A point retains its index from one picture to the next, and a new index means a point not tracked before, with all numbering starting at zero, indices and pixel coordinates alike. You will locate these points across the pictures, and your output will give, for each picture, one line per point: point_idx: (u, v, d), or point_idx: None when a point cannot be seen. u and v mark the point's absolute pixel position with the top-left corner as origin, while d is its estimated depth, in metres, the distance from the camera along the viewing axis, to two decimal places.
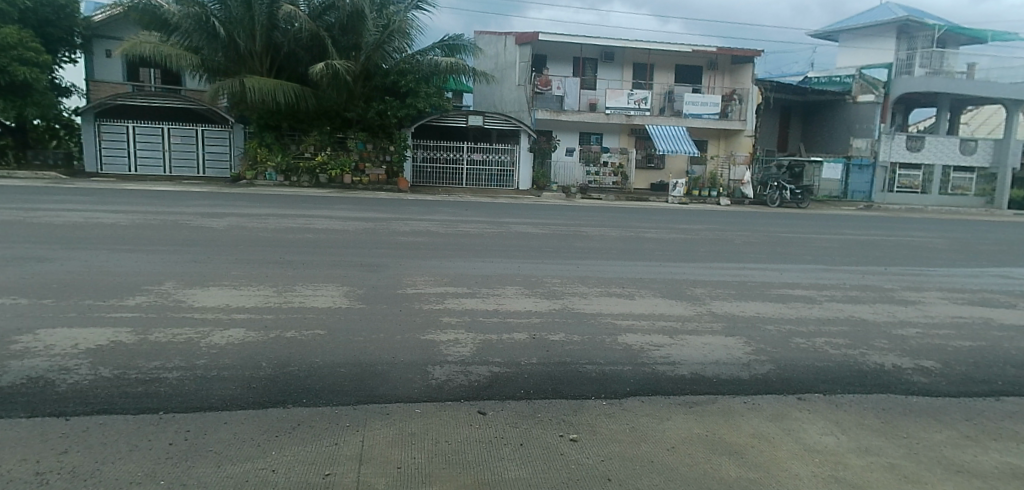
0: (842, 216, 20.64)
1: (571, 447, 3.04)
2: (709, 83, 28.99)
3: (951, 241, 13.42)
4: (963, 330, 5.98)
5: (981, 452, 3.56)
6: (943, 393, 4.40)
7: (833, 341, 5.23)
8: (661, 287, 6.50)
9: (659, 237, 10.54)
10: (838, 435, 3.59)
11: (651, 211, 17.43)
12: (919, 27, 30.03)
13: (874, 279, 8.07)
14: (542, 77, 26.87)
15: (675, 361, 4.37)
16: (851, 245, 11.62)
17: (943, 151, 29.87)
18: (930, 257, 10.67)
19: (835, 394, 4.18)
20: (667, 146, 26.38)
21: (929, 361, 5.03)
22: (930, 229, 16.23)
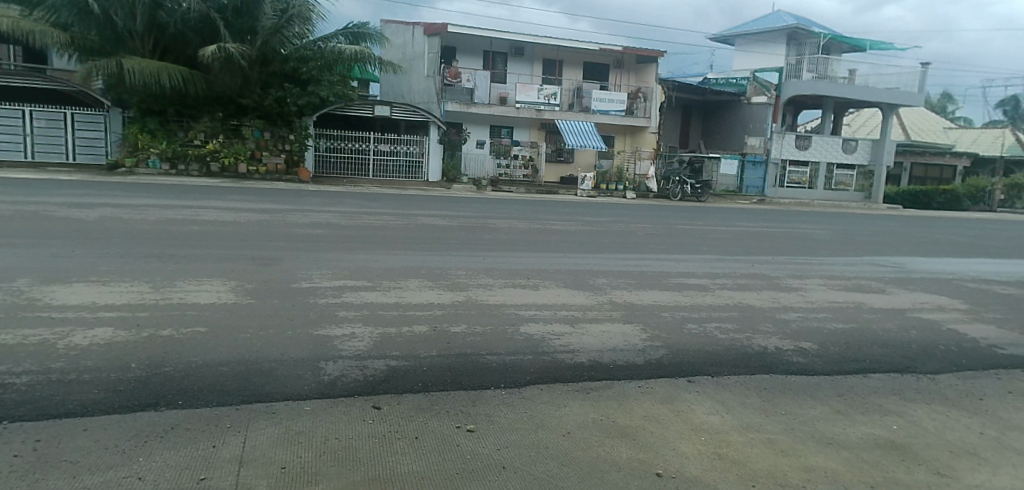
0: (738, 209, 21.84)
1: (466, 438, 3.02)
2: (616, 80, 29.87)
3: (831, 232, 14.57)
4: (837, 313, 6.51)
5: (850, 425, 3.89)
6: (818, 371, 4.76)
7: (722, 326, 5.53)
8: (564, 277, 6.62)
9: (566, 229, 10.74)
10: (723, 414, 3.80)
11: (561, 204, 17.76)
12: (807, 34, 32.30)
13: (763, 268, 8.61)
14: (452, 69, 26.73)
15: (574, 349, 4.46)
16: (744, 236, 12.34)
17: (827, 150, 32.33)
18: (812, 247, 11.53)
19: (722, 375, 4.42)
20: (576, 142, 27.14)
21: (807, 342, 5.42)
22: (815, 221, 17.56)
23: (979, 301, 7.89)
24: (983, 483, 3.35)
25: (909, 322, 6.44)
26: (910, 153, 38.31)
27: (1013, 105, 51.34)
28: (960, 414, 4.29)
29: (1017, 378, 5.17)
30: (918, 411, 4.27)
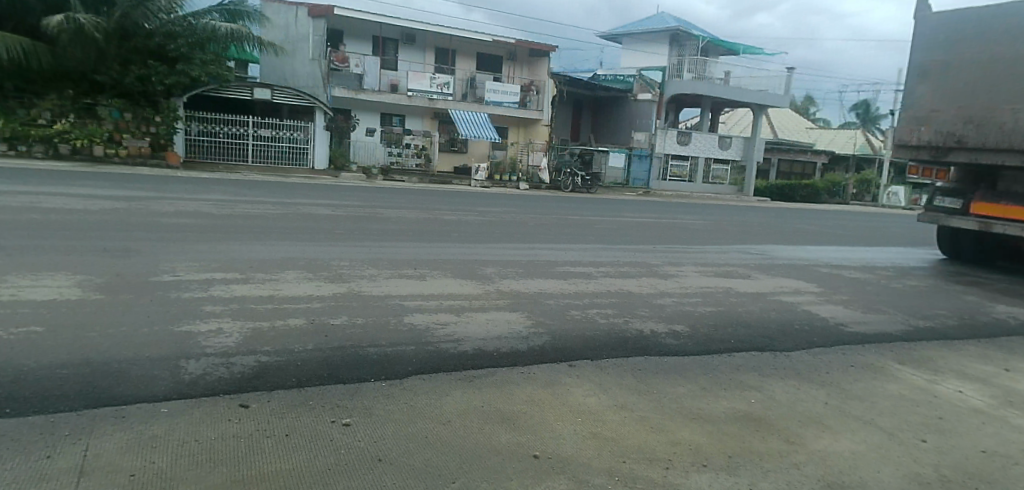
0: (624, 201, 22.79)
1: (342, 432, 2.93)
2: (509, 72, 30.14)
3: (708, 223, 15.56)
4: (708, 297, 6.97)
5: (714, 400, 4.20)
6: (689, 352, 5.08)
7: (603, 311, 5.76)
8: (452, 267, 6.61)
9: (457, 219, 10.71)
10: (600, 395, 3.97)
11: (455, 194, 17.69)
12: (687, 37, 34.28)
13: (644, 256, 9.04)
14: (339, 54, 25.87)
15: (458, 338, 4.46)
16: (629, 226, 12.90)
17: (705, 146, 34.45)
18: (691, 236, 12.27)
19: (601, 358, 4.60)
20: (469, 132, 27.19)
21: (679, 325, 5.76)
22: (694, 213, 18.67)
23: (831, 284, 8.74)
24: (824, 447, 3.75)
25: (771, 305, 7.02)
26: (777, 150, 41.70)
27: (864, 108, 57.26)
28: (810, 387, 4.75)
29: (858, 352, 5.80)
30: (775, 385, 4.67)
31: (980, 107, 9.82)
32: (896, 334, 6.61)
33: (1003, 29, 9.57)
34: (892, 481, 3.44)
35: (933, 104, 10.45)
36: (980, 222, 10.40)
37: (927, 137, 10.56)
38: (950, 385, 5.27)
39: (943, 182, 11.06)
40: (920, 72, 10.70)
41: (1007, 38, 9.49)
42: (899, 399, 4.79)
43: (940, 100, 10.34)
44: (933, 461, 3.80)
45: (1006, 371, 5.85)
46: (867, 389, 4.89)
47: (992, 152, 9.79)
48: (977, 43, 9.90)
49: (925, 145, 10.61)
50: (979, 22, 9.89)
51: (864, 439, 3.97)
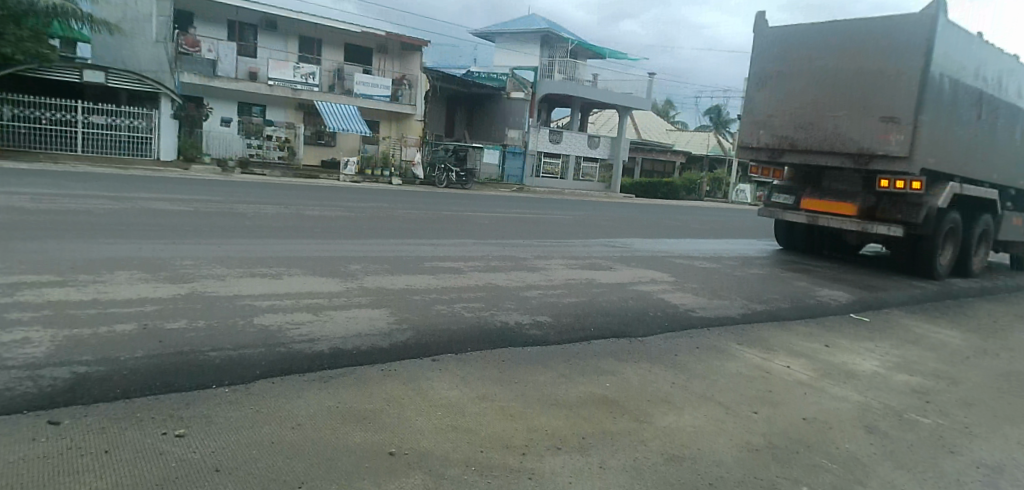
0: (498, 196, 23.10)
1: (173, 444, 2.70)
2: (379, 65, 29.37)
3: (576, 218, 16.18)
4: (572, 289, 7.23)
5: (572, 386, 4.37)
6: (551, 341, 5.24)
7: (469, 305, 5.78)
8: (313, 264, 6.34)
9: (321, 215, 10.27)
10: (462, 388, 3.98)
11: (322, 189, 17.05)
12: (557, 39, 35.53)
13: (512, 250, 9.23)
14: (190, 37, 24.24)
15: (314, 338, 4.27)
16: (500, 221, 13.11)
17: (575, 144, 35.80)
18: (559, 230, 12.69)
19: (464, 351, 4.62)
20: (338, 123, 26.27)
21: (543, 315, 5.94)
22: (564, 208, 19.34)
23: (683, 274, 9.42)
24: (670, 423, 4.05)
25: (630, 294, 7.43)
26: (641, 150, 44.43)
27: (716, 113, 62.42)
28: (659, 368, 5.08)
29: (705, 335, 6.30)
30: (630, 368, 4.96)
31: (808, 113, 11.03)
32: (738, 317, 7.27)
33: (827, 43, 10.83)
34: (726, 451, 3.79)
35: (770, 110, 11.58)
36: (809, 216, 11.67)
37: (764, 139, 11.71)
38: (780, 360, 5.88)
39: (780, 180, 12.32)
40: (758, 80, 11.80)
41: (830, 53, 10.77)
42: (736, 375, 5.27)
43: (776, 106, 11.48)
44: (763, 430, 4.22)
45: (825, 346, 6.64)
46: (710, 368, 5.33)
47: (817, 154, 11.03)
48: (807, 54, 11.09)
49: (764, 147, 11.75)
50: (806, 35, 11.10)
51: (705, 414, 4.31)
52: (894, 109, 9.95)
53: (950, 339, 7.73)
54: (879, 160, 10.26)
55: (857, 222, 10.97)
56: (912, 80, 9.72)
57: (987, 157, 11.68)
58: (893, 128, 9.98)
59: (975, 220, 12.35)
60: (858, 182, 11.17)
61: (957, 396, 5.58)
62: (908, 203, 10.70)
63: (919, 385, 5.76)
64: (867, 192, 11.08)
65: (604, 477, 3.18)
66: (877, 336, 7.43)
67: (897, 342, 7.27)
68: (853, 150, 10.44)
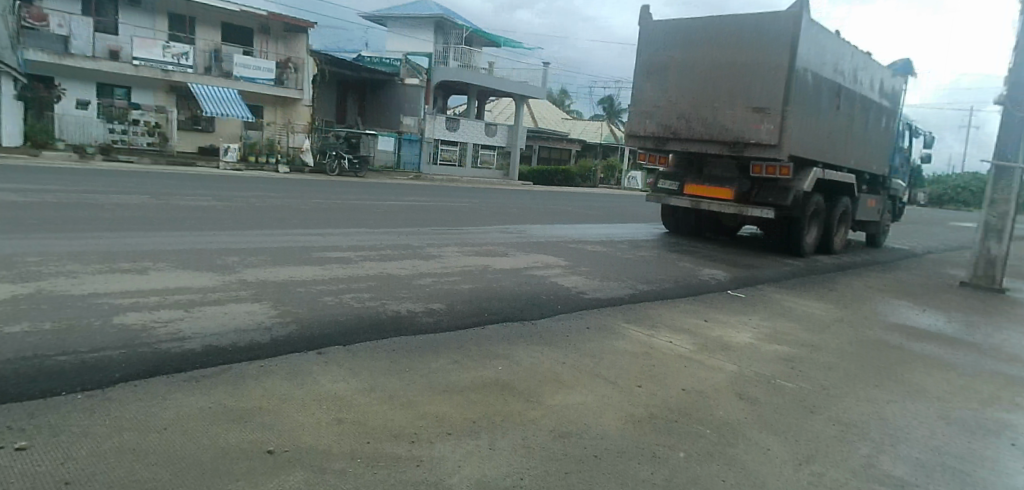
0: (394, 185, 22.61)
1: (13, 459, 2.44)
2: (261, 47, 27.74)
3: (473, 205, 16.19)
4: (466, 275, 7.22)
5: (464, 372, 4.37)
6: (443, 328, 5.22)
7: (358, 295, 5.62)
8: (186, 258, 5.92)
9: (196, 205, 9.59)
10: (349, 380, 3.86)
11: (199, 178, 15.96)
12: (451, 26, 35.25)
13: (405, 239, 9.08)
14: (35, 10, 22.19)
15: (185, 336, 4.00)
16: (393, 209, 12.88)
17: (472, 132, 35.85)
18: (454, 217, 12.66)
19: (353, 343, 4.48)
20: (217, 108, 24.68)
21: (437, 303, 5.88)
22: (461, 196, 19.31)
23: (576, 258, 9.69)
24: (559, 402, 4.16)
25: (523, 279, 7.54)
26: (538, 138, 45.37)
27: (608, 103, 64.40)
28: (550, 350, 5.19)
29: (595, 316, 6.52)
30: (522, 351, 5.03)
31: (689, 104, 11.65)
32: (627, 298, 7.56)
33: (704, 37, 11.45)
34: (612, 425, 3.94)
35: (655, 100, 12.11)
36: (691, 200, 12.37)
37: (650, 128, 12.25)
38: (664, 336, 6.20)
39: (664, 167, 12.96)
40: (644, 71, 12.30)
41: (708, 46, 11.40)
42: (622, 352, 5.49)
43: (660, 96, 12.02)
44: (646, 402, 4.43)
45: (705, 321, 7.08)
46: (598, 347, 5.52)
47: (697, 142, 11.68)
48: (687, 47, 11.69)
49: (649, 136, 12.30)
50: (686, 29, 11.69)
51: (592, 391, 4.46)
52: (764, 101, 10.71)
53: (812, 311, 8.50)
54: (752, 148, 11.02)
55: (734, 205, 11.78)
56: (779, 73, 10.49)
57: (845, 145, 12.85)
58: (763, 118, 10.75)
59: (835, 201, 13.60)
60: (734, 169, 11.96)
61: (819, 362, 6.14)
62: (778, 188, 11.59)
63: (786, 353, 6.28)
64: (742, 178, 11.88)
65: (494, 459, 3.21)
66: (750, 310, 8.02)
67: (767, 315, 7.89)
68: (729, 138, 11.15)
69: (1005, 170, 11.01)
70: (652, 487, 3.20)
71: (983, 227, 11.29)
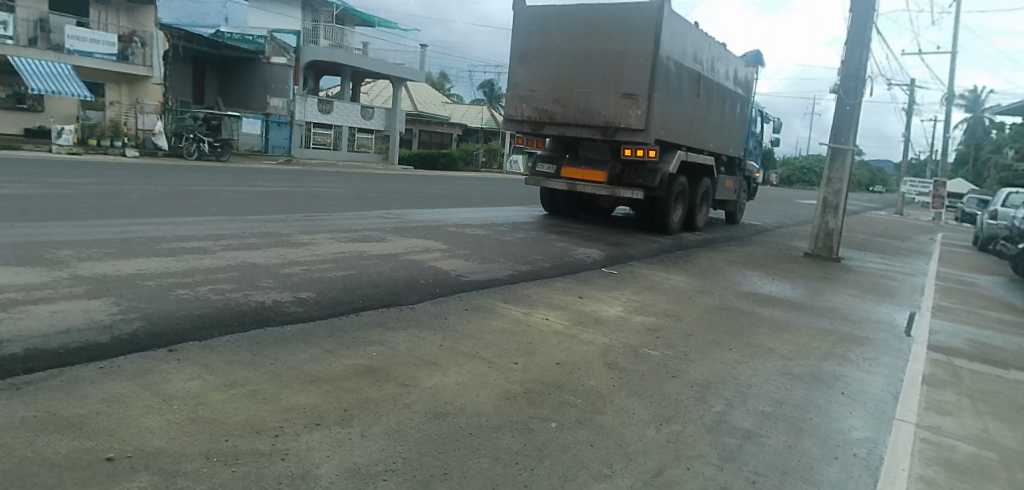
0: (261, 170, 21.31)
1: None
2: (97, 18, 25.02)
3: (348, 190, 15.67)
4: (338, 262, 6.99)
5: (334, 361, 4.23)
6: (313, 317, 5.02)
7: (216, 287, 5.26)
8: (6, 253, 5.26)
9: (22, 194, 8.50)
10: (203, 377, 3.61)
11: (27, 163, 14.23)
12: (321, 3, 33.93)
13: (272, 226, 8.63)
14: None
15: (3, 340, 3.55)
16: (259, 195, 12.16)
17: (347, 115, 34.63)
18: (328, 203, 12.21)
19: (209, 338, 4.20)
20: (45, 85, 21.92)
21: (306, 292, 5.64)
22: (336, 181, 18.66)
23: (453, 241, 9.70)
24: (433, 383, 4.16)
25: (399, 263, 7.43)
26: (417, 122, 44.85)
27: (489, 88, 64.83)
28: (425, 332, 5.18)
29: (473, 297, 6.57)
30: (396, 336, 4.97)
31: (562, 89, 11.94)
32: (504, 278, 7.68)
33: (577, 24, 11.77)
34: (487, 401, 4.01)
35: (529, 85, 12.30)
36: (567, 183, 12.73)
37: (526, 112, 12.40)
38: (540, 314, 6.38)
39: (541, 150, 13.24)
40: (519, 56, 12.43)
41: (579, 32, 11.75)
42: (499, 331, 5.58)
43: (535, 81, 12.22)
44: (519, 378, 4.54)
45: (579, 297, 7.36)
46: (475, 327, 5.58)
47: (571, 126, 12.02)
48: (559, 34, 11.96)
49: (526, 120, 12.45)
50: (559, 16, 11.96)
51: (468, 371, 4.49)
52: (632, 88, 11.23)
53: (676, 283, 9.12)
54: (623, 132, 11.53)
55: (607, 187, 12.27)
56: (646, 61, 11.07)
57: (705, 129, 13.80)
58: (631, 104, 11.28)
59: (698, 182, 14.61)
60: (606, 152, 12.46)
61: (680, 330, 6.60)
62: (647, 170, 12.25)
63: (652, 324, 6.69)
64: (613, 161, 12.41)
65: (366, 445, 3.15)
66: (621, 285, 8.45)
67: (636, 289, 8.35)
68: (601, 123, 11.59)
69: (840, 152, 12.36)
70: (523, 458, 3.29)
71: (822, 203, 12.61)
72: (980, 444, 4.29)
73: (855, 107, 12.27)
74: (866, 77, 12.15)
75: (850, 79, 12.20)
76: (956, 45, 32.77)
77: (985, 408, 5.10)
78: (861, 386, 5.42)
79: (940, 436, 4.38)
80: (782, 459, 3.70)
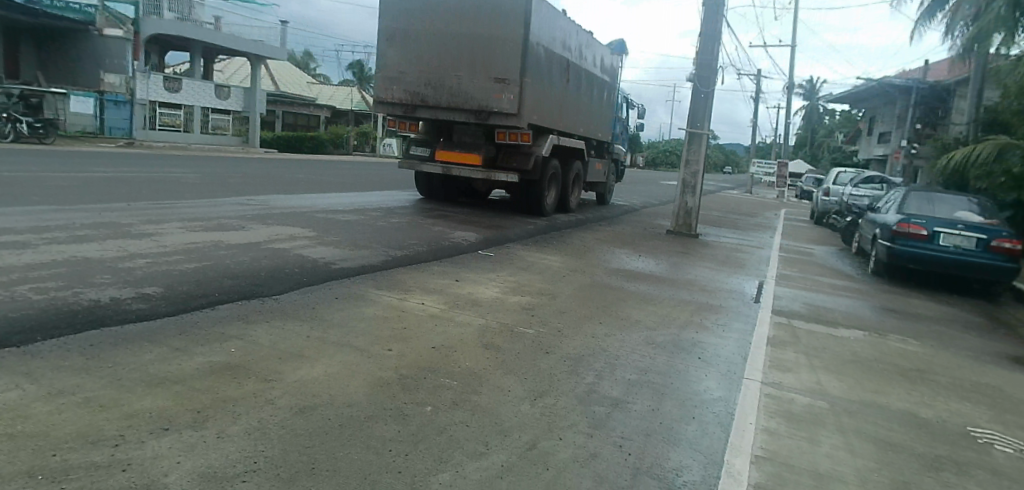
0: (98, 154, 19.22)
1: None
2: None
3: (203, 176, 14.52)
4: (190, 253, 6.45)
5: (186, 359, 3.91)
6: (160, 314, 4.60)
7: (40, 286, 4.65)
8: None
9: None
10: (24, 387, 3.18)
11: None
12: None
13: (108, 216, 7.76)
14: None
15: None
16: (96, 182, 10.93)
17: (198, 93, 32.08)
18: (179, 190, 11.24)
19: (31, 344, 3.71)
20: None
21: (151, 287, 5.15)
22: (188, 165, 17.24)
23: (322, 227, 9.30)
24: (300, 376, 3.96)
25: (262, 253, 7.00)
26: (280, 103, 42.53)
27: (358, 68, 62.88)
28: (292, 323, 4.93)
29: (343, 285, 6.33)
30: (258, 329, 4.68)
31: (434, 71, 11.76)
32: (377, 264, 7.49)
33: (447, 6, 11.62)
34: (358, 391, 3.88)
35: (399, 67, 11.97)
36: (442, 167, 12.61)
37: (397, 94, 12.06)
38: (415, 299, 6.29)
39: (415, 134, 13.00)
40: (387, 36, 12.06)
41: (449, 15, 11.60)
42: (372, 318, 5.43)
43: (405, 62, 11.92)
44: (392, 364, 4.45)
45: (455, 281, 7.35)
46: (345, 315, 5.39)
47: (443, 109, 11.87)
48: (429, 16, 11.74)
49: (397, 102, 12.12)
50: None
51: (338, 362, 4.32)
52: (504, 72, 11.31)
53: (552, 263, 9.38)
54: (496, 117, 11.59)
55: (482, 171, 12.30)
56: (516, 46, 11.20)
57: (576, 114, 14.25)
58: (503, 88, 11.35)
59: (570, 165, 15.10)
60: (480, 136, 12.48)
61: (554, 307, 6.80)
62: (520, 154, 12.46)
63: (528, 304, 6.82)
64: (487, 144, 12.46)
65: (222, 447, 2.93)
66: (498, 267, 8.55)
67: (513, 270, 8.49)
68: (474, 107, 11.55)
69: (697, 136, 13.29)
70: (397, 445, 3.22)
71: (682, 184, 13.46)
72: (814, 395, 4.82)
73: (708, 94, 13.23)
74: (718, 66, 13.14)
75: (703, 68, 13.13)
76: (794, 39, 36.37)
77: (817, 362, 5.74)
78: (716, 350, 5.88)
79: (782, 391, 4.86)
80: (646, 423, 3.93)
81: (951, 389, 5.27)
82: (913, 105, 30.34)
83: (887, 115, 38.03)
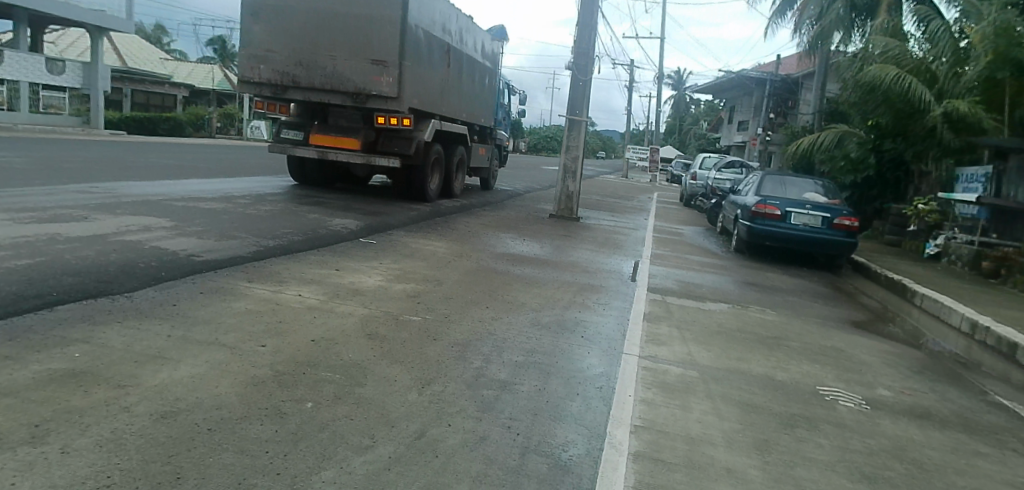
0: None
1: None
2: None
3: (36, 161, 12.87)
4: (22, 249, 5.67)
5: (17, 368, 3.42)
6: None
7: None
8: None
9: None
10: None
11: None
12: None
13: None
14: None
15: None
16: None
17: (25, 67, 28.10)
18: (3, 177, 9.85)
19: None
20: None
21: None
22: (14, 149, 15.20)
23: (183, 217, 8.54)
24: (160, 379, 3.60)
25: (113, 246, 6.31)
26: (129, 80, 38.70)
27: (219, 44, 58.39)
28: (149, 323, 4.47)
29: (209, 279, 5.85)
30: (108, 331, 4.20)
31: (306, 51, 11.15)
32: (247, 256, 7.00)
33: None
34: (228, 391, 3.60)
35: (267, 45, 11.22)
36: (317, 150, 12.02)
37: (265, 74, 11.30)
38: (292, 291, 5.96)
39: (286, 116, 12.27)
40: (252, 12, 11.25)
41: None
42: (243, 313, 5.07)
43: (273, 41, 11.19)
44: (267, 360, 4.17)
45: (335, 270, 7.04)
46: (213, 311, 4.98)
47: (318, 91, 11.29)
48: None
49: (265, 83, 11.36)
50: None
51: (205, 361, 3.98)
52: (381, 54, 10.94)
53: (437, 249, 9.26)
54: (375, 100, 11.19)
55: (361, 155, 11.87)
56: (394, 28, 10.89)
57: (458, 98, 14.11)
58: (382, 70, 10.98)
59: (453, 149, 14.97)
60: (358, 119, 12.00)
61: (440, 294, 6.71)
62: (401, 138, 12.13)
63: (413, 291, 6.68)
64: (366, 128, 12.03)
65: (68, 463, 2.58)
66: (380, 254, 8.31)
67: (396, 257, 8.29)
68: (351, 89, 11.08)
69: (576, 123, 13.68)
70: (274, 446, 3.02)
71: (563, 169, 13.79)
72: (686, 366, 5.12)
73: (587, 82, 13.67)
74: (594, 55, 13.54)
75: (581, 57, 13.49)
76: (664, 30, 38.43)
77: (688, 335, 6.12)
78: (598, 328, 6.09)
79: (658, 363, 5.12)
80: (533, 402, 3.98)
81: (803, 353, 5.82)
82: (767, 96, 33.11)
83: (746, 105, 41.22)
